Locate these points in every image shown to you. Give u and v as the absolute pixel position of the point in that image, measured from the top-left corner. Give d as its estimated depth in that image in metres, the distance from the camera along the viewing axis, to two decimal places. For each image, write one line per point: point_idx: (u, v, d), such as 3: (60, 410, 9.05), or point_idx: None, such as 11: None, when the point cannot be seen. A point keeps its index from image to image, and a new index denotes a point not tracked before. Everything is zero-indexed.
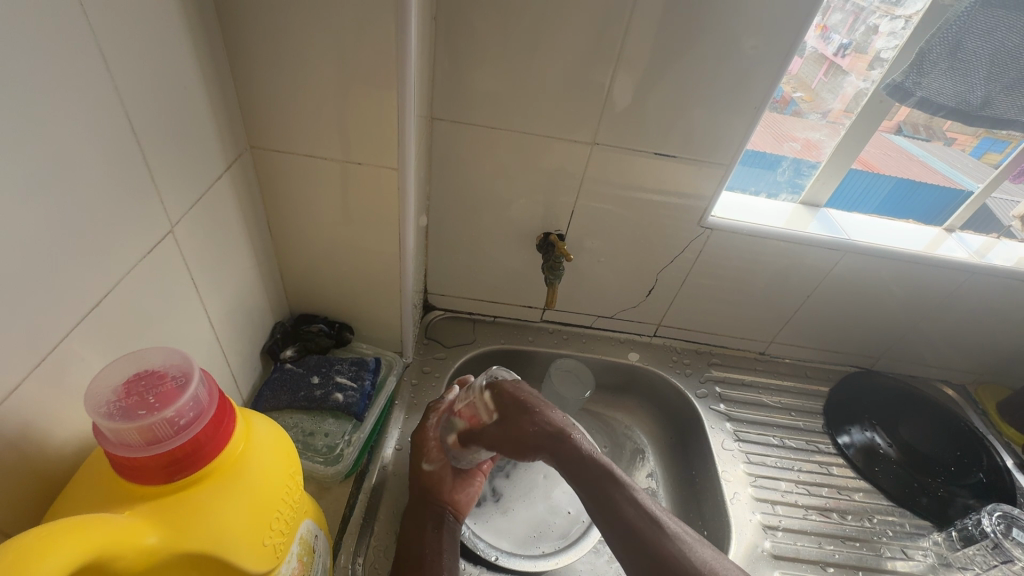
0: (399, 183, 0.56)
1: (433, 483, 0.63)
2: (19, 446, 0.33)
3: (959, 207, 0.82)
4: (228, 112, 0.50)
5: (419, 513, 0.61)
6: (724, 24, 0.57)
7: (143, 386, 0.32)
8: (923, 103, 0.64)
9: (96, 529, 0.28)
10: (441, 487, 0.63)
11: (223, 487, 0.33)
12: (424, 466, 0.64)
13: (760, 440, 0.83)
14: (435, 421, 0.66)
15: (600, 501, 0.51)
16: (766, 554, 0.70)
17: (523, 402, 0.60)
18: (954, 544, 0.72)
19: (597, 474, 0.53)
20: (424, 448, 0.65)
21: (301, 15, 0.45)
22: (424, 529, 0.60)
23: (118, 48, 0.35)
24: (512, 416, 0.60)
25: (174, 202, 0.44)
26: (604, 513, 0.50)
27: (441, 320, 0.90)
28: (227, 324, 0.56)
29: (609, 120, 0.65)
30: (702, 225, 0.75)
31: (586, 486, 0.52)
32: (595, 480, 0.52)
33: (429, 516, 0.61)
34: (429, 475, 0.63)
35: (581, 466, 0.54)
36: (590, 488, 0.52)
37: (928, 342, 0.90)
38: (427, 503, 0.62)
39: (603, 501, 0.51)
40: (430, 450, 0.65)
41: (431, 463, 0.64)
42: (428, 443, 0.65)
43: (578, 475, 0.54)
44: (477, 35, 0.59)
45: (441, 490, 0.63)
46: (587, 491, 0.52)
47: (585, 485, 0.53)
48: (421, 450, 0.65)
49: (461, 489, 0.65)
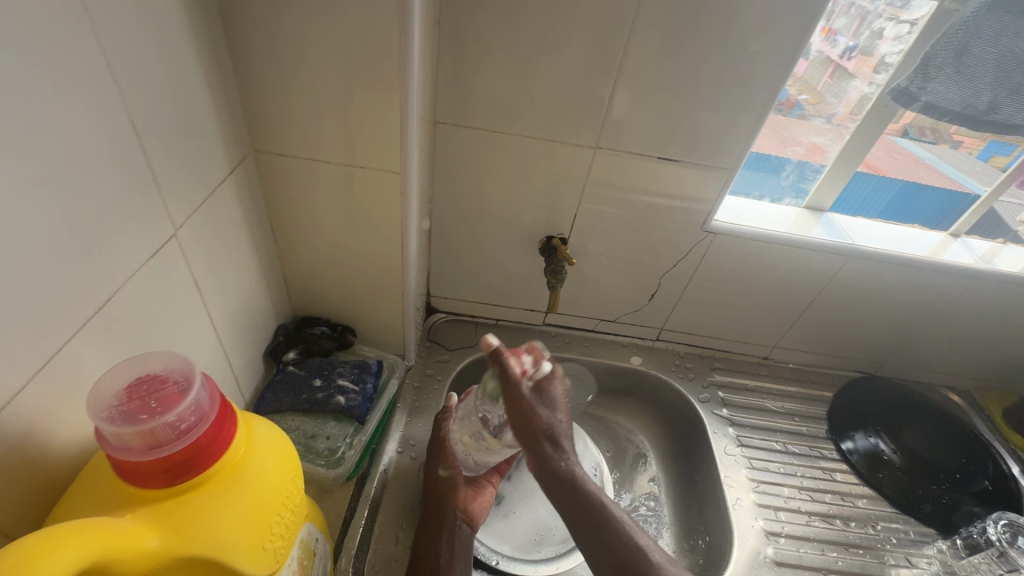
0: (402, 187, 0.56)
1: (449, 489, 0.63)
2: (23, 448, 0.33)
3: (966, 211, 0.81)
4: (231, 115, 0.50)
5: (433, 519, 0.61)
6: (729, 27, 0.57)
7: (145, 390, 0.32)
8: (928, 108, 0.63)
9: (96, 533, 0.28)
10: (456, 494, 0.63)
11: (224, 491, 0.34)
12: (441, 471, 0.65)
13: (763, 445, 0.83)
14: (447, 431, 0.68)
15: (588, 525, 0.53)
16: (769, 560, 0.69)
17: (547, 395, 0.57)
18: (959, 552, 0.72)
19: (587, 502, 0.54)
20: (442, 454, 0.66)
21: (304, 18, 0.45)
22: (440, 536, 0.60)
23: (122, 51, 0.35)
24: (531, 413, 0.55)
25: (178, 205, 0.44)
26: (590, 540, 0.53)
27: (443, 323, 0.90)
28: (230, 326, 0.56)
29: (612, 123, 0.65)
30: (705, 229, 0.75)
31: (576, 507, 0.54)
32: (588, 504, 0.54)
33: (444, 524, 0.61)
34: (446, 481, 0.64)
35: (576, 494, 0.54)
36: (579, 512, 0.54)
37: (933, 347, 0.89)
38: (441, 510, 0.62)
39: (593, 526, 0.53)
40: (446, 455, 0.66)
41: (448, 469, 0.65)
42: (445, 449, 0.66)
43: (570, 498, 0.54)
44: (480, 38, 0.59)
45: (456, 497, 0.63)
46: (575, 513, 0.54)
47: (575, 505, 0.54)
48: (438, 456, 0.66)
49: (475, 499, 0.65)
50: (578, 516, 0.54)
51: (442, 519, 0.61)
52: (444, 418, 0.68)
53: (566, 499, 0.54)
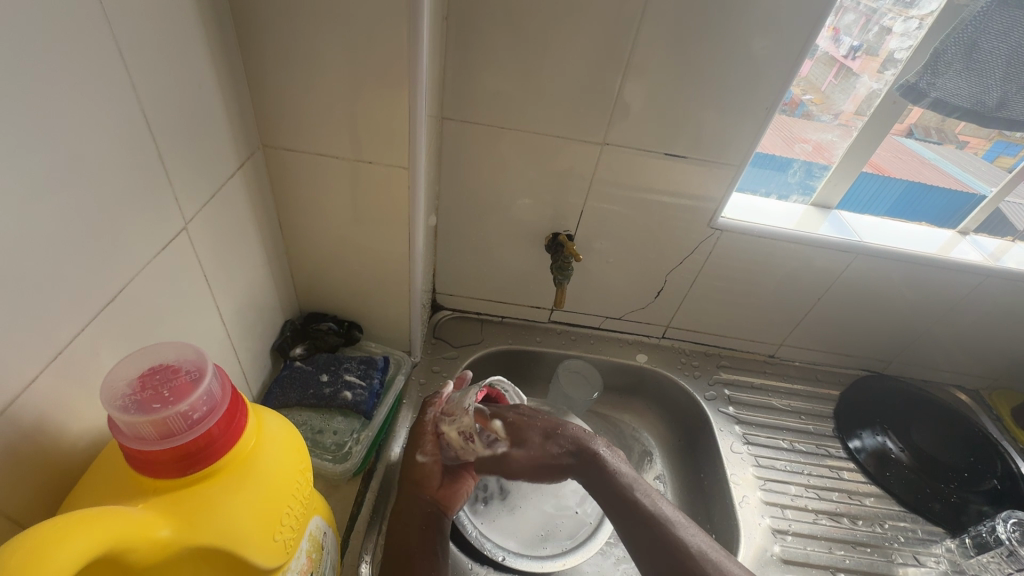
0: (410, 182, 0.56)
1: (422, 477, 0.61)
2: (36, 438, 0.33)
3: (973, 210, 0.81)
4: (240, 110, 0.50)
5: (407, 507, 0.60)
6: (737, 23, 0.57)
7: (158, 379, 0.32)
8: (937, 103, 0.65)
9: (110, 521, 0.28)
10: (429, 483, 0.61)
11: (235, 481, 0.34)
12: (417, 457, 0.62)
13: (769, 444, 0.82)
14: (432, 416, 0.64)
15: (624, 515, 0.55)
16: (776, 558, 0.69)
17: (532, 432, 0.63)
18: (968, 551, 0.72)
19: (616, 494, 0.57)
20: (420, 439, 0.63)
21: (314, 14, 0.45)
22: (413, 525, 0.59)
23: (134, 45, 0.36)
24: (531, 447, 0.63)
25: (188, 199, 0.44)
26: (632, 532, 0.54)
27: (448, 320, 0.90)
28: (238, 321, 0.56)
29: (620, 121, 0.65)
30: (712, 225, 0.75)
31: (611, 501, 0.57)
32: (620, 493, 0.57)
33: (417, 512, 0.60)
34: (419, 467, 0.62)
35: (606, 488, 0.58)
36: (615, 505, 0.57)
37: (940, 346, 0.89)
38: (417, 496, 0.60)
39: (630, 517, 0.55)
40: (426, 441, 0.63)
41: (425, 455, 0.62)
42: (426, 435, 0.63)
43: (604, 494, 0.58)
44: (488, 35, 0.59)
45: (428, 486, 0.61)
46: (611, 505, 0.57)
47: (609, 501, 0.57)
48: (416, 440, 0.63)
49: (450, 489, 0.63)
50: (614, 512, 0.56)
51: (414, 509, 0.60)
52: (431, 405, 0.64)
53: (603, 495, 0.58)
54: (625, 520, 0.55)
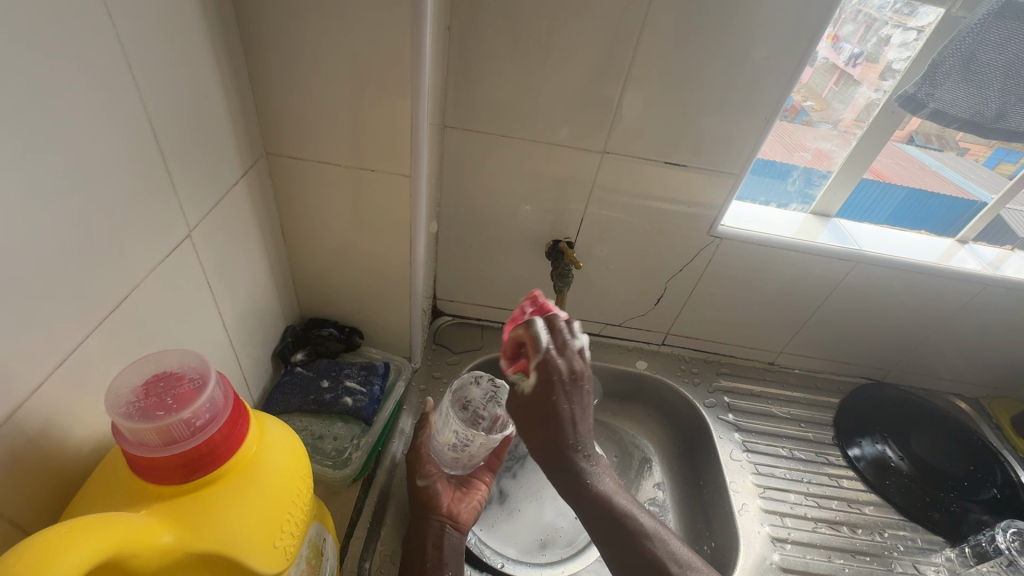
0: (411, 190, 0.57)
1: (430, 498, 0.62)
2: (40, 442, 0.33)
3: (973, 217, 0.81)
4: (245, 119, 0.51)
5: (418, 530, 0.60)
6: (736, 33, 0.57)
7: (161, 387, 0.33)
8: (935, 114, 0.65)
9: (114, 528, 0.28)
10: (438, 502, 0.62)
11: (237, 488, 0.34)
12: (418, 481, 0.63)
13: (768, 451, 0.82)
14: (426, 438, 0.66)
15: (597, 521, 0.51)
16: (775, 566, 0.69)
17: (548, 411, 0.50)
18: (968, 561, 0.72)
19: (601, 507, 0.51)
20: (418, 463, 0.64)
21: (317, 25, 0.46)
22: (426, 541, 0.59)
23: (144, 57, 0.36)
24: (535, 413, 0.51)
25: (193, 207, 0.44)
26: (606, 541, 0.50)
27: (449, 326, 0.91)
28: (241, 326, 0.56)
29: (619, 130, 0.66)
30: (711, 233, 0.75)
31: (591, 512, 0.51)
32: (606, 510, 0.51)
33: (430, 531, 0.60)
34: (424, 491, 0.63)
35: (593, 499, 0.51)
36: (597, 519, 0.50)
37: (940, 354, 0.89)
38: (426, 517, 0.61)
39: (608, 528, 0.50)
40: (423, 465, 0.64)
41: (425, 478, 0.63)
42: (421, 458, 0.65)
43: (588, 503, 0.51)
44: (488, 46, 0.60)
45: (438, 504, 0.62)
46: (588, 510, 0.51)
47: (593, 513, 0.51)
48: (415, 466, 0.64)
49: (461, 502, 0.63)
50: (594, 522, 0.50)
51: (425, 528, 0.60)
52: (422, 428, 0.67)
53: (583, 502, 0.51)
54: (599, 530, 0.51)
